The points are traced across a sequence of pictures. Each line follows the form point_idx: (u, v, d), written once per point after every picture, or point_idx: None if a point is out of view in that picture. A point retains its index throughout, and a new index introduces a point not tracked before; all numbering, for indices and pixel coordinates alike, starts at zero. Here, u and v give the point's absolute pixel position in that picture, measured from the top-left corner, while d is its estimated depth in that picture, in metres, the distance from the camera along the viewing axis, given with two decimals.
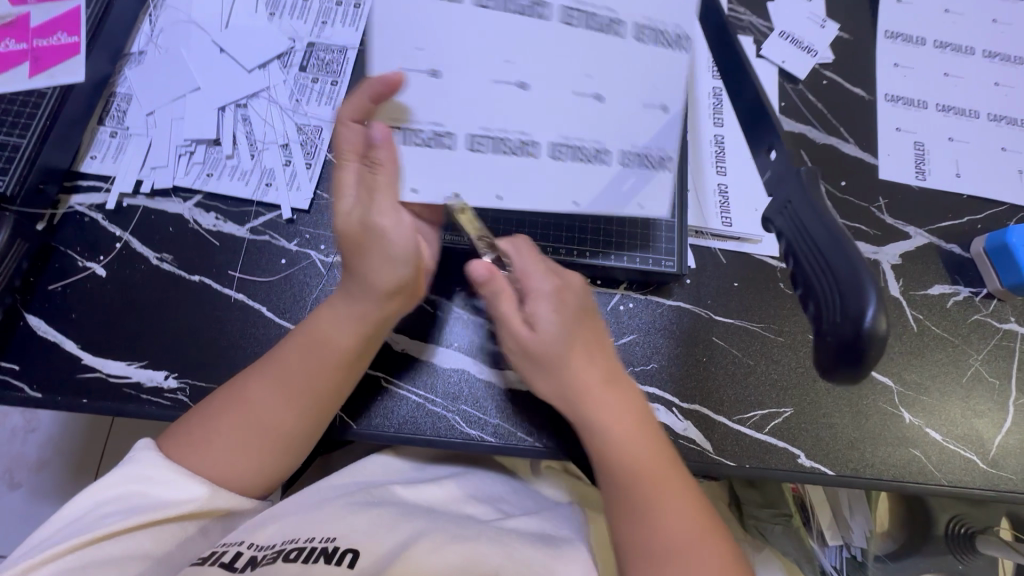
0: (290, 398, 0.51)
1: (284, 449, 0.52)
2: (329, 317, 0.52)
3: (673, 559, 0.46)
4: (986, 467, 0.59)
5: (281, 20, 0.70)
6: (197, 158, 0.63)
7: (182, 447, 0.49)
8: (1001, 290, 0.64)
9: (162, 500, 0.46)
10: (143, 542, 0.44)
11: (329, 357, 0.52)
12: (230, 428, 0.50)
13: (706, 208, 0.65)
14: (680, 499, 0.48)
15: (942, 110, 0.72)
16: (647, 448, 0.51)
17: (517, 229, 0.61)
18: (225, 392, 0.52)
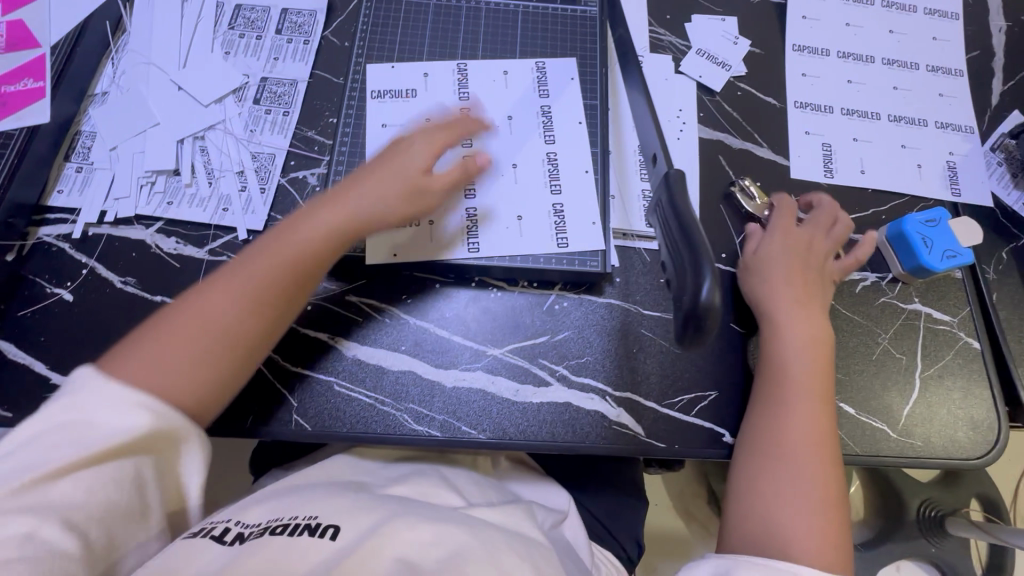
0: (247, 299, 0.54)
1: (232, 354, 0.53)
2: (300, 228, 0.58)
3: (797, 479, 0.55)
4: (896, 436, 0.64)
5: (236, 58, 0.75)
6: (158, 188, 0.68)
7: (131, 349, 0.50)
8: (903, 274, 0.70)
9: (107, 436, 0.45)
10: (95, 480, 0.44)
11: (284, 256, 0.56)
12: (185, 326, 0.52)
13: (627, 213, 0.70)
14: (818, 411, 0.58)
15: (847, 114, 0.79)
16: (818, 372, 0.60)
17: (456, 240, 0.67)
18: (183, 300, 0.54)
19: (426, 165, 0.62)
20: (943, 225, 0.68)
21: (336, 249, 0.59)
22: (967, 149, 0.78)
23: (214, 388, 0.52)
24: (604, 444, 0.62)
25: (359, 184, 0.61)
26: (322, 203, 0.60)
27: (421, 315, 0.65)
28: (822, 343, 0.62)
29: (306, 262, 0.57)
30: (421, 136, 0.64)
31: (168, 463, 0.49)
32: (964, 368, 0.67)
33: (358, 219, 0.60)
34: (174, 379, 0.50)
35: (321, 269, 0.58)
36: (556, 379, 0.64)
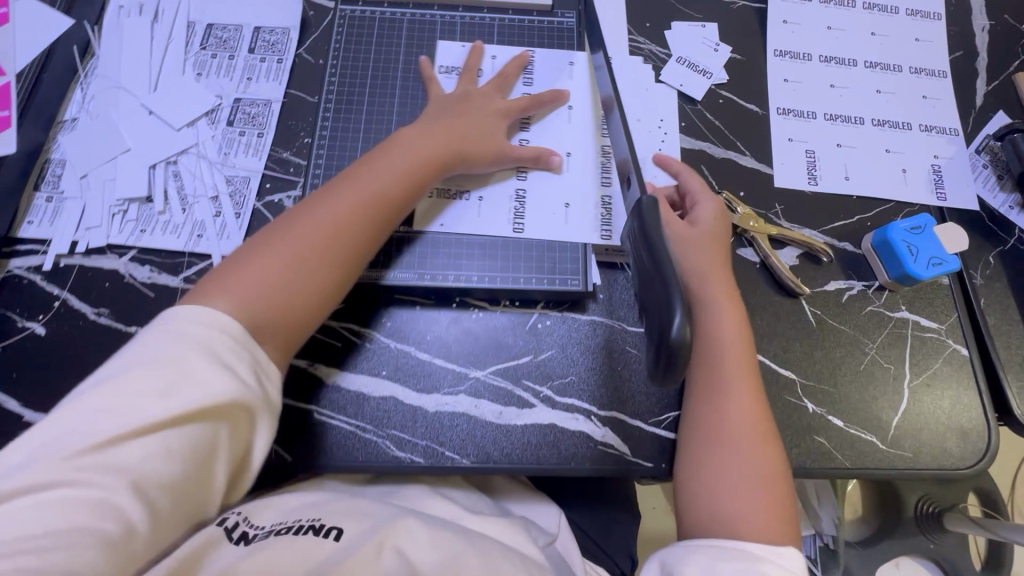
0: (334, 235, 0.58)
1: (329, 270, 0.57)
2: (375, 174, 0.62)
3: (739, 469, 0.57)
4: (886, 448, 0.64)
5: (208, 79, 0.74)
6: (130, 216, 0.67)
7: (226, 283, 0.54)
8: (890, 282, 0.69)
9: (189, 400, 0.45)
10: (170, 443, 0.44)
11: (382, 179, 0.62)
12: (277, 260, 0.55)
13: (587, 224, 0.68)
14: (750, 393, 0.60)
15: (830, 119, 0.78)
16: (749, 359, 0.61)
17: (437, 262, 0.66)
18: (272, 234, 0.57)
19: (502, 113, 0.70)
20: (928, 231, 0.68)
21: (428, 180, 0.64)
22: (952, 152, 0.77)
23: (304, 306, 0.56)
24: (589, 465, 0.61)
25: (445, 124, 0.67)
26: (413, 134, 0.65)
27: (401, 339, 0.64)
28: (744, 328, 0.62)
29: (398, 190, 0.62)
30: (498, 96, 0.71)
31: (240, 433, 0.49)
32: (953, 376, 0.67)
33: (425, 166, 0.64)
34: (271, 297, 0.54)
35: (412, 198, 0.63)
36: (541, 400, 0.63)
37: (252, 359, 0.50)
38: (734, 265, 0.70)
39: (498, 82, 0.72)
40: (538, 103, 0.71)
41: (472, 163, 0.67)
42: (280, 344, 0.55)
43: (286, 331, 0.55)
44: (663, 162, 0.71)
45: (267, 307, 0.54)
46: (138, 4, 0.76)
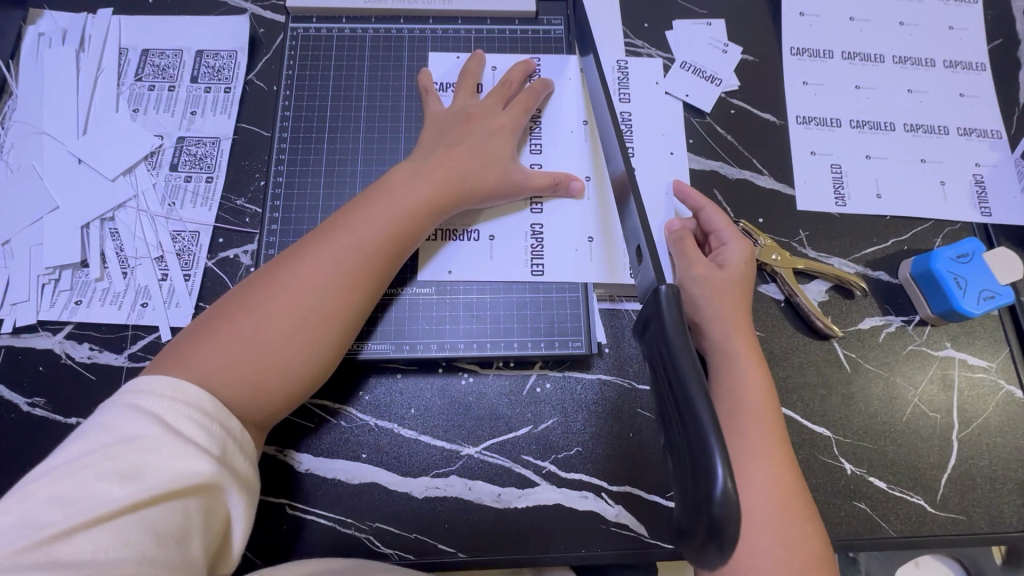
0: (312, 291, 0.49)
1: (315, 338, 0.49)
2: (361, 216, 0.53)
3: (775, 549, 0.47)
4: (935, 511, 0.56)
5: (145, 116, 0.65)
6: (63, 286, 0.58)
7: (189, 349, 0.46)
8: (932, 317, 0.61)
9: (158, 479, 0.39)
10: (133, 531, 0.37)
11: (378, 225, 0.52)
12: (247, 320, 0.48)
13: (615, 259, 0.60)
14: (776, 453, 0.50)
15: (857, 126, 0.69)
16: (772, 416, 0.52)
17: (418, 324, 0.58)
18: (244, 291, 0.50)
19: (504, 130, 0.60)
20: (977, 259, 0.60)
21: (426, 224, 0.55)
22: (995, 159, 0.68)
23: (288, 380, 0.48)
24: (602, 551, 0.54)
25: (448, 152, 0.57)
26: (411, 169, 0.56)
27: (381, 414, 0.56)
28: (764, 378, 0.54)
29: (395, 237, 0.53)
30: (504, 109, 0.61)
31: (216, 515, 0.41)
32: (1006, 421, 0.59)
33: (420, 207, 0.54)
34: (248, 371, 0.46)
35: (408, 246, 0.54)
36: (543, 477, 0.55)
37: (226, 434, 0.43)
38: (756, 306, 0.61)
39: (502, 91, 0.62)
40: (535, 96, 0.62)
41: (477, 198, 0.58)
42: (256, 422, 0.48)
43: (264, 408, 0.47)
44: (681, 192, 0.62)
45: (232, 382, 0.45)
46: (60, 31, 0.67)
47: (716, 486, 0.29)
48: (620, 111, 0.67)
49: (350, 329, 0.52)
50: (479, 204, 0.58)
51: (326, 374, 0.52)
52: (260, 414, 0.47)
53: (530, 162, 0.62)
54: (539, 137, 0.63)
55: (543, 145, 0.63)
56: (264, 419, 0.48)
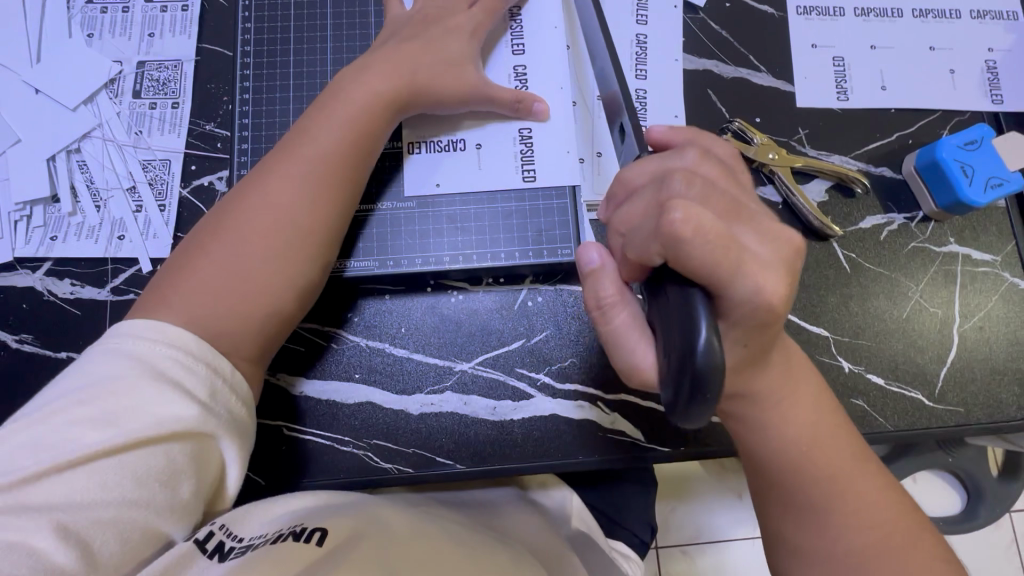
0: (280, 211, 0.47)
1: (295, 258, 0.48)
2: (319, 128, 0.50)
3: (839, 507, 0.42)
4: (932, 404, 0.56)
5: (101, 41, 0.61)
6: (36, 222, 0.57)
7: (165, 291, 0.45)
8: (936, 212, 0.59)
9: (135, 424, 0.38)
10: (113, 474, 0.37)
11: (337, 135, 0.50)
12: (219, 251, 0.46)
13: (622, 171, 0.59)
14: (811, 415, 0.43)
15: (861, 15, 0.64)
16: (816, 415, 0.43)
17: (407, 243, 0.56)
18: (210, 223, 0.48)
19: (470, 36, 0.56)
20: (986, 145, 0.57)
21: (385, 127, 0.53)
22: (1009, 42, 0.64)
23: (276, 306, 0.47)
24: (600, 457, 0.54)
25: (402, 48, 0.53)
26: (360, 70, 0.53)
27: (373, 335, 0.56)
28: (804, 383, 0.43)
29: (357, 145, 0.50)
30: (466, 10, 0.56)
31: (209, 459, 0.41)
32: (1007, 314, 0.58)
33: (381, 112, 0.52)
34: (233, 303, 0.45)
35: (372, 151, 0.52)
36: (538, 389, 0.55)
37: (213, 374, 0.42)
38: None
39: None
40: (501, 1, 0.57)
41: (444, 101, 0.55)
42: (250, 352, 0.46)
43: (256, 339, 0.46)
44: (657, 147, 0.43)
45: (219, 315, 0.44)
46: None
47: (699, 338, 0.31)
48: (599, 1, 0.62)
49: (329, 248, 0.50)
50: (442, 107, 0.55)
51: (314, 295, 0.51)
52: (253, 342, 0.46)
53: (512, 65, 0.59)
54: (521, 38, 0.59)
55: (526, 46, 0.59)
56: (259, 349, 0.47)
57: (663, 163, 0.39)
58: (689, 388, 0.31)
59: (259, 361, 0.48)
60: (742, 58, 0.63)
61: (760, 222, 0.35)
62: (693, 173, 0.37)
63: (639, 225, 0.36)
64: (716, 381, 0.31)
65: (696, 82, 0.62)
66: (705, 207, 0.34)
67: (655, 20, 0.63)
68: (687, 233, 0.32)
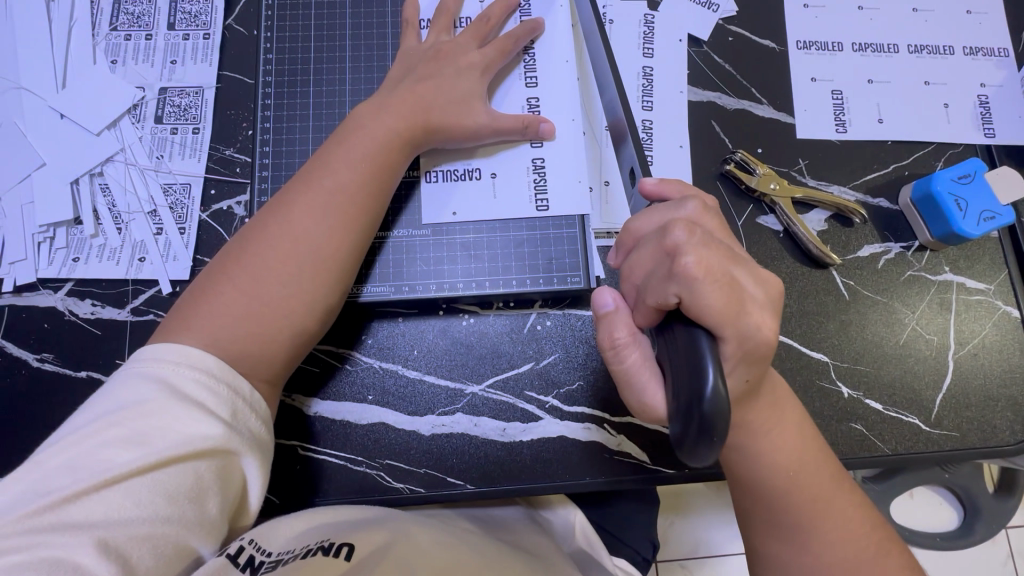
0: (301, 237, 0.49)
1: (314, 283, 0.49)
2: (338, 157, 0.52)
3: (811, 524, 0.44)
4: (929, 429, 0.58)
5: (125, 67, 0.63)
6: (59, 243, 0.58)
7: (189, 314, 0.47)
8: (932, 242, 0.61)
9: (164, 443, 0.39)
10: (145, 491, 0.38)
11: (356, 164, 0.52)
12: (242, 276, 0.48)
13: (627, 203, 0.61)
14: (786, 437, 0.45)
15: (859, 50, 0.67)
16: (799, 440, 0.45)
17: (420, 268, 0.58)
18: (232, 248, 0.50)
19: (483, 69, 0.58)
20: (979, 179, 0.59)
21: (402, 155, 0.54)
22: (1001, 78, 0.66)
23: (295, 330, 0.49)
24: (606, 478, 0.56)
25: (416, 83, 0.56)
26: (377, 103, 0.55)
27: (385, 357, 0.57)
28: (785, 409, 0.45)
29: (375, 173, 0.52)
30: (480, 48, 0.59)
31: (232, 476, 0.42)
32: (1000, 341, 0.60)
33: (398, 143, 0.54)
34: (254, 327, 0.47)
35: (390, 182, 0.54)
36: (547, 412, 0.57)
37: (235, 395, 0.44)
38: (756, 237, 0.61)
39: (479, 31, 0.59)
40: (514, 39, 0.59)
41: (460, 133, 0.56)
42: (268, 374, 0.48)
43: (275, 361, 0.48)
44: (654, 192, 0.45)
45: (241, 339, 0.46)
46: None
47: (706, 383, 0.33)
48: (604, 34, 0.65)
49: (348, 273, 0.52)
50: (456, 141, 0.57)
51: (329, 320, 0.52)
52: (272, 365, 0.48)
53: (525, 97, 0.61)
54: (534, 69, 0.61)
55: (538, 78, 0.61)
56: (276, 371, 0.49)
57: (666, 209, 0.41)
58: (695, 425, 0.33)
59: (276, 382, 0.49)
60: (744, 91, 0.65)
61: (753, 266, 0.39)
62: (696, 222, 0.39)
63: (651, 272, 0.39)
64: (724, 422, 0.33)
65: (700, 113, 0.64)
66: (710, 252, 0.37)
67: (661, 54, 0.65)
68: (698, 274, 0.36)
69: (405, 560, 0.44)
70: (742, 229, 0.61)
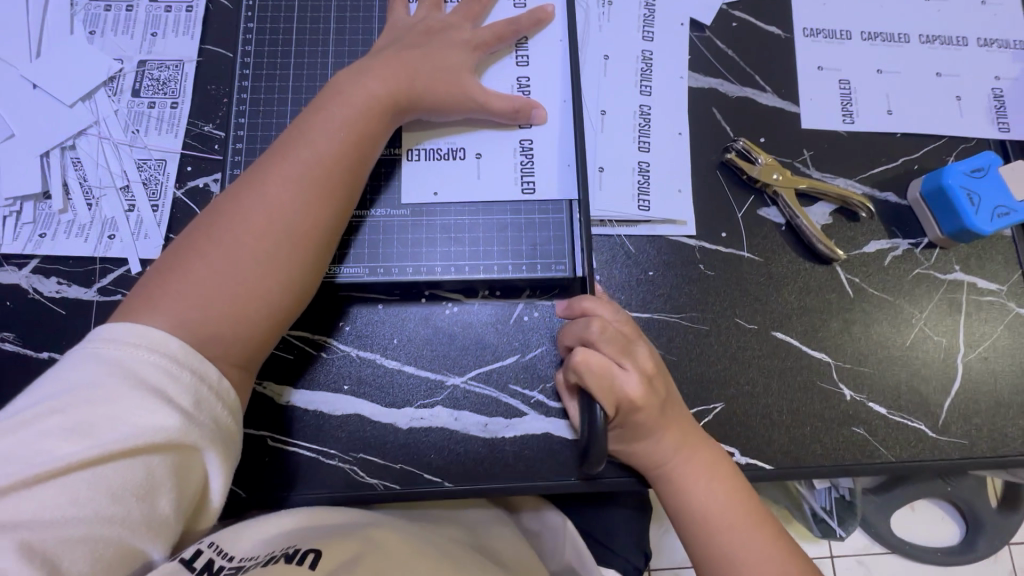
0: (274, 212, 0.46)
1: (290, 260, 0.47)
2: (315, 128, 0.49)
3: (732, 553, 0.49)
4: (936, 436, 0.55)
5: (102, 38, 0.60)
6: (25, 218, 0.56)
7: (152, 293, 0.44)
8: (942, 239, 0.58)
9: (112, 435, 0.36)
10: (88, 487, 0.36)
11: (335, 135, 0.49)
12: (211, 252, 0.45)
13: (622, 190, 0.58)
14: (700, 471, 0.50)
15: (868, 39, 0.64)
16: (721, 479, 0.50)
17: (402, 252, 0.55)
18: (200, 225, 0.47)
19: (472, 46, 0.56)
20: (993, 173, 0.56)
21: (384, 126, 0.52)
22: (1015, 71, 0.64)
23: (270, 309, 0.46)
24: (594, 480, 0.53)
25: (398, 55, 0.53)
26: (357, 72, 0.52)
27: (363, 345, 0.54)
28: (700, 450, 0.50)
29: (355, 144, 0.50)
30: (471, 29, 0.56)
31: (190, 471, 0.40)
32: (1013, 345, 0.57)
33: (380, 112, 0.51)
34: (225, 306, 0.44)
35: (370, 154, 0.51)
36: (532, 407, 0.54)
37: (198, 381, 0.41)
38: (756, 230, 0.58)
39: (471, 8, 0.57)
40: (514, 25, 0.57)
41: (446, 108, 0.54)
42: (240, 356, 0.45)
43: (249, 342, 0.45)
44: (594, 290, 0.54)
45: (211, 319, 0.43)
46: None
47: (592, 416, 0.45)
48: (603, 16, 0.62)
49: (326, 250, 0.49)
50: (437, 115, 0.55)
51: (305, 302, 0.49)
52: (245, 346, 0.45)
53: (516, 76, 0.58)
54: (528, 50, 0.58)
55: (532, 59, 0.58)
56: (248, 354, 0.46)
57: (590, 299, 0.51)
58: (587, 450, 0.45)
59: (250, 365, 0.46)
60: (745, 77, 0.62)
61: (637, 350, 0.49)
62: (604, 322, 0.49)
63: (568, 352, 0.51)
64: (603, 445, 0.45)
65: (701, 100, 0.61)
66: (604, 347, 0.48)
67: (662, 37, 0.62)
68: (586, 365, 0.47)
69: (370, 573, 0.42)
70: (742, 222, 0.58)
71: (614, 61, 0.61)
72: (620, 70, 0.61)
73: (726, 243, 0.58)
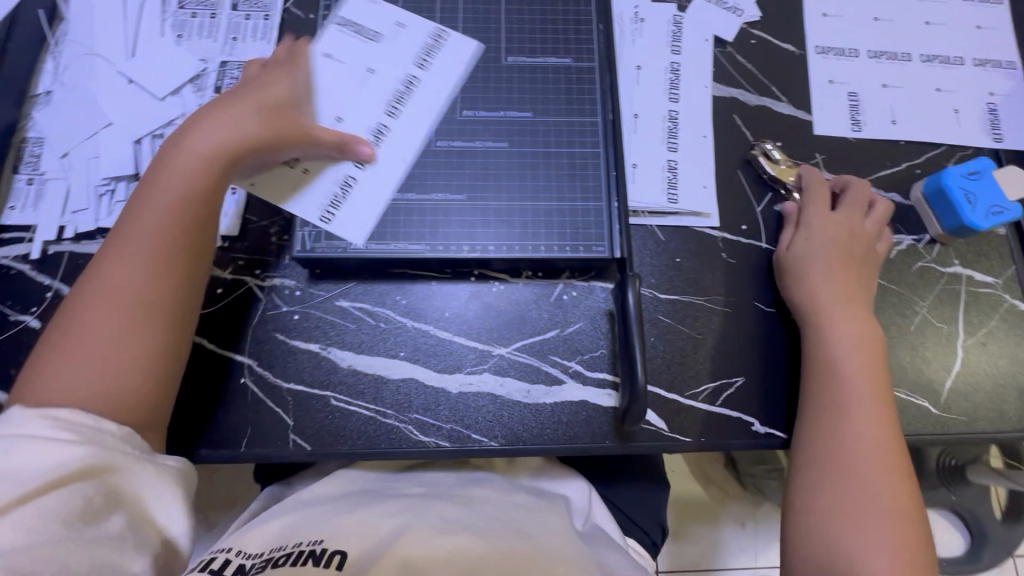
0: (117, 292, 0.51)
1: (151, 330, 0.51)
2: (140, 209, 0.54)
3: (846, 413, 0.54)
4: (938, 412, 0.60)
5: (189, 41, 0.67)
6: (119, 197, 0.62)
7: (43, 379, 0.48)
8: (942, 235, 0.64)
9: (32, 475, 0.42)
10: (33, 519, 0.40)
11: (153, 215, 0.53)
12: (90, 333, 0.50)
13: (653, 186, 0.64)
14: (858, 334, 0.56)
15: (874, 57, 0.71)
16: (862, 349, 0.56)
17: (454, 232, 0.61)
18: (72, 311, 0.51)
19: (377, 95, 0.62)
20: (988, 176, 0.62)
21: (213, 188, 0.55)
22: (1008, 88, 0.70)
23: (155, 375, 0.51)
24: (627, 444, 0.58)
25: (233, 112, 0.57)
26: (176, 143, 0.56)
27: (419, 317, 0.60)
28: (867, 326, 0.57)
29: (179, 218, 0.54)
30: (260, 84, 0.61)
31: (120, 494, 0.46)
32: (1008, 333, 0.63)
33: (214, 173, 0.55)
34: (114, 379, 0.49)
35: (206, 225, 0.55)
36: (570, 376, 0.59)
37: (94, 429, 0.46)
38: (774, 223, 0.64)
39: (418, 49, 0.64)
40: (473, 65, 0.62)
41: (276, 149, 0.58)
42: (139, 419, 0.50)
43: (143, 408, 0.50)
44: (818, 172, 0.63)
45: (104, 394, 0.48)
46: None
47: (637, 377, 0.53)
48: (635, 33, 0.70)
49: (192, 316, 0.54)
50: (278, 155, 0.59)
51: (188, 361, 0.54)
52: (144, 409, 0.50)
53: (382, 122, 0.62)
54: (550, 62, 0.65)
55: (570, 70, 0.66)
56: (144, 417, 0.50)
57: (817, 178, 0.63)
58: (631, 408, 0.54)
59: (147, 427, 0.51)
60: (762, 87, 0.69)
61: (840, 223, 0.61)
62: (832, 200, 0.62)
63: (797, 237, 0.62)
64: (644, 402, 0.54)
65: (722, 108, 0.68)
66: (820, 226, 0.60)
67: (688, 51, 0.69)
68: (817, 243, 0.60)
69: (397, 568, 0.46)
70: (761, 216, 0.65)
71: (646, 71, 0.68)
72: (650, 79, 0.68)
73: (746, 234, 0.64)
